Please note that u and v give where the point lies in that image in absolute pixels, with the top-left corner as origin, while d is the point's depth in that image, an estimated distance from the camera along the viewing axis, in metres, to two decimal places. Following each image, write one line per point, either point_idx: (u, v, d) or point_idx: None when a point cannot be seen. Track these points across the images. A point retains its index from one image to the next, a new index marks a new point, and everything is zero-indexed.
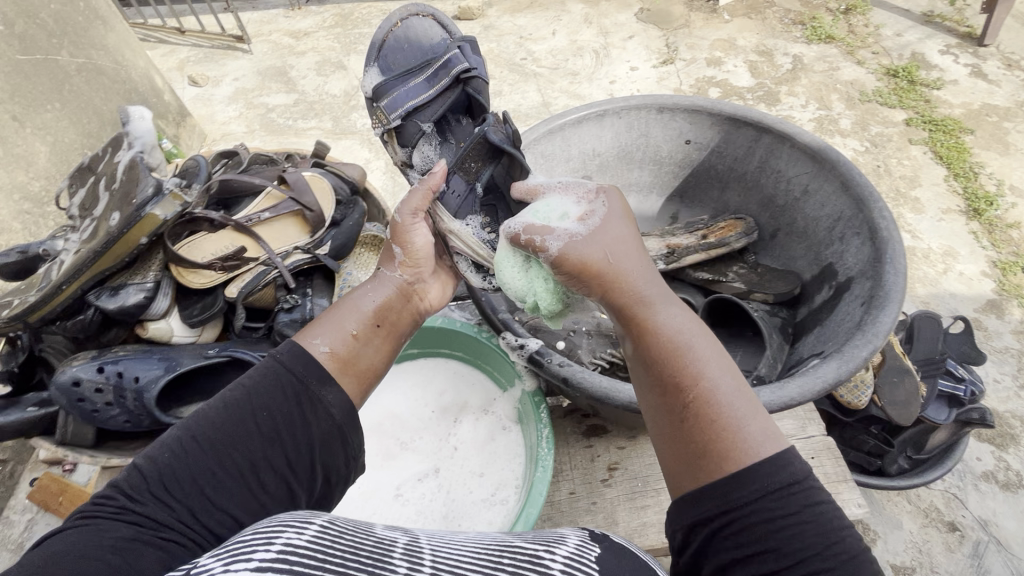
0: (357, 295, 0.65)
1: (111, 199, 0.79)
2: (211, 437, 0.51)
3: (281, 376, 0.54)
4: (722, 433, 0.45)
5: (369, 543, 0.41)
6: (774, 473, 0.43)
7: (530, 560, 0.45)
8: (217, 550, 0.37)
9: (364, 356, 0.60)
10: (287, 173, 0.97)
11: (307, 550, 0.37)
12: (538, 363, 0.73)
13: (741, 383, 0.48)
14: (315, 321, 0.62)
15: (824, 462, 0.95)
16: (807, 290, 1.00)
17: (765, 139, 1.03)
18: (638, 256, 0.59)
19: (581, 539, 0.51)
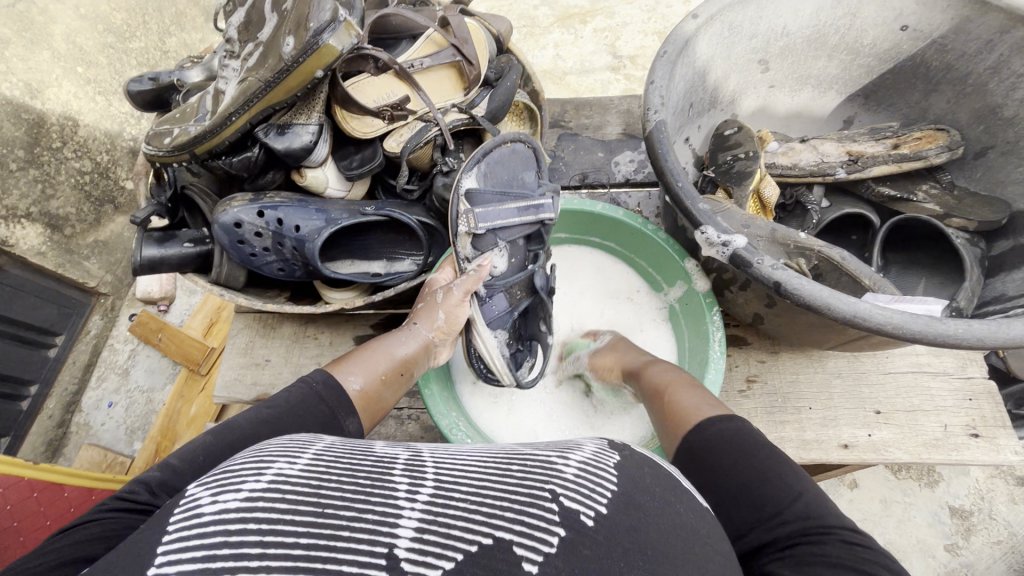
0: (390, 341, 0.75)
1: (282, 23, 0.71)
2: (278, 421, 0.57)
3: (316, 400, 0.62)
4: (702, 425, 0.62)
5: (367, 464, 0.42)
6: (752, 445, 0.56)
7: (541, 465, 0.44)
8: (209, 478, 0.40)
9: (380, 396, 0.70)
10: (450, 16, 0.85)
11: (298, 480, 0.39)
12: (745, 262, 0.66)
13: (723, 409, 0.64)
14: (350, 358, 0.71)
15: (982, 405, 0.90)
16: (1017, 221, 0.88)
17: (1019, 32, 0.84)
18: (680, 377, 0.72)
19: (599, 448, 0.49)
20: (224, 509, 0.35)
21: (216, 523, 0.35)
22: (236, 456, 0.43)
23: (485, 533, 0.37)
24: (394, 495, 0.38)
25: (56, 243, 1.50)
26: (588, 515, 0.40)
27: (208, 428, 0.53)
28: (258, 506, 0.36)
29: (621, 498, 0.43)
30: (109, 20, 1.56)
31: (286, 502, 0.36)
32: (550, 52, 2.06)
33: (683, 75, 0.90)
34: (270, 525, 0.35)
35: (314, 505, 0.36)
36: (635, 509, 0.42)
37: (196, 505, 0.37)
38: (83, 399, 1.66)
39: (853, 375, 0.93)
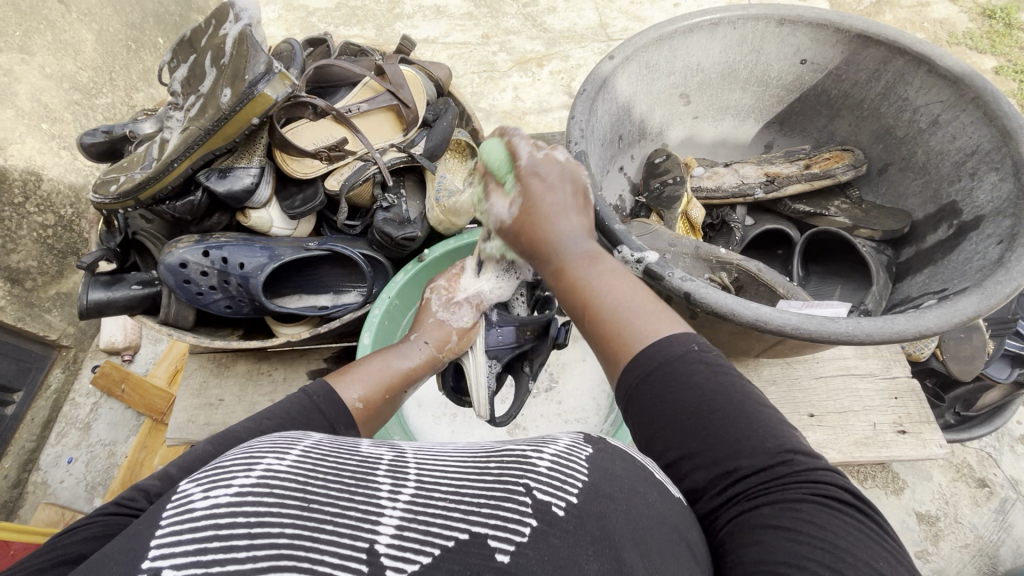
0: (391, 354, 0.74)
1: (220, 76, 0.76)
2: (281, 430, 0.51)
3: (315, 416, 0.56)
4: (617, 334, 0.54)
5: (353, 463, 0.39)
6: (674, 365, 0.50)
7: (515, 460, 0.42)
8: (194, 479, 0.37)
9: (383, 407, 0.67)
10: (386, 64, 0.92)
11: (287, 475, 0.36)
12: (657, 275, 0.72)
13: (641, 299, 0.55)
14: (350, 370, 0.67)
15: (906, 403, 0.96)
16: (917, 229, 0.95)
17: (897, 61, 0.94)
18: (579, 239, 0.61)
19: (573, 440, 0.46)
20: (214, 504, 0.33)
21: (203, 520, 0.33)
22: (230, 450, 0.41)
23: (461, 529, 0.36)
24: (377, 495, 0.36)
25: (16, 297, 1.50)
26: (560, 506, 0.38)
27: (208, 434, 0.47)
28: (247, 500, 0.34)
29: (597, 488, 0.40)
30: (75, 79, 1.61)
31: (274, 496, 0.34)
32: (508, 94, 2.17)
33: (606, 109, 0.98)
34: (259, 518, 0.33)
35: (301, 500, 0.35)
36: (607, 498, 0.40)
37: (188, 501, 0.35)
38: (41, 456, 1.62)
39: (787, 381, 0.98)
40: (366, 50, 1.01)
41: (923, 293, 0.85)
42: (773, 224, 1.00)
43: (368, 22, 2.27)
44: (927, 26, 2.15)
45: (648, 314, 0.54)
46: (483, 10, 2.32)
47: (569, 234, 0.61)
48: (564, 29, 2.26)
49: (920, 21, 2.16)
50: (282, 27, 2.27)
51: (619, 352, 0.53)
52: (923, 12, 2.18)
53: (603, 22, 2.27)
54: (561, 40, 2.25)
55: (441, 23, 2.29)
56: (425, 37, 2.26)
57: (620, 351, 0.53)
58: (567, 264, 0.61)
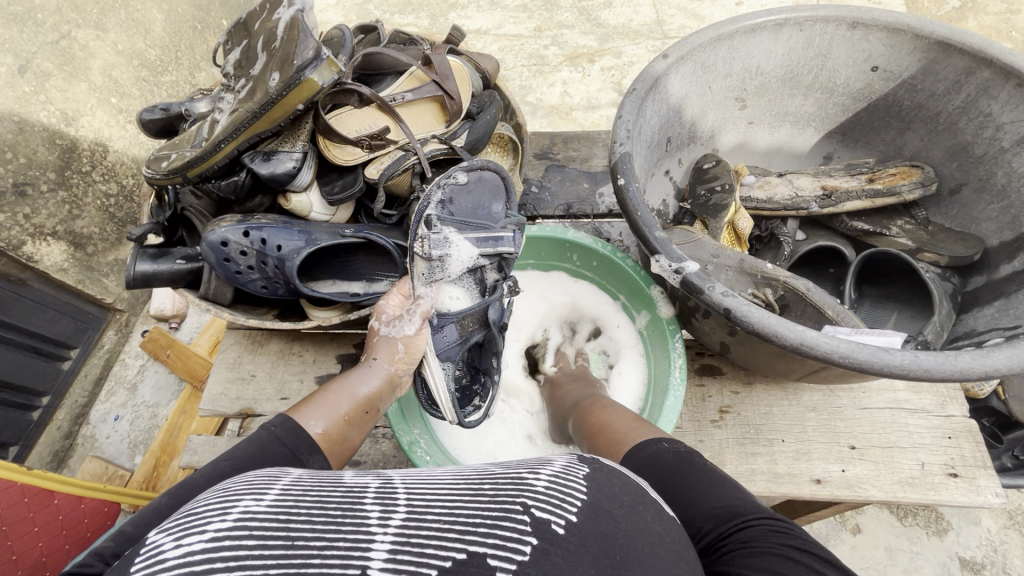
0: (350, 381, 0.72)
1: (270, 60, 0.77)
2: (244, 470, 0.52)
3: (275, 447, 0.57)
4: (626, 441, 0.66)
5: (337, 495, 0.39)
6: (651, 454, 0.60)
7: (512, 481, 0.42)
8: (163, 528, 0.37)
9: (348, 436, 0.67)
10: (433, 54, 0.91)
11: (267, 515, 0.36)
12: (696, 288, 0.68)
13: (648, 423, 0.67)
14: (308, 402, 0.66)
15: (961, 444, 0.88)
16: (990, 257, 0.88)
17: (982, 73, 0.86)
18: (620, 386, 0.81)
19: (569, 461, 0.47)
20: (189, 551, 0.33)
21: (181, 568, 0.32)
22: (199, 498, 0.40)
23: (458, 548, 0.35)
24: (366, 523, 0.36)
25: (78, 261, 1.59)
26: (560, 523, 0.38)
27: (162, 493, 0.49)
28: (226, 545, 0.33)
29: (596, 507, 0.41)
30: (144, 56, 1.69)
31: (255, 537, 0.34)
32: (557, 89, 2.14)
33: (656, 110, 0.94)
34: (239, 562, 0.32)
35: (283, 538, 0.34)
36: (607, 517, 0.41)
37: (160, 551, 0.34)
38: (91, 412, 1.72)
39: (828, 409, 0.92)
40: (415, 39, 1.01)
41: (992, 328, 0.78)
42: (827, 241, 0.94)
43: (422, 11, 2.28)
44: (1016, 35, 1.98)
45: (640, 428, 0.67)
46: (538, 2, 2.29)
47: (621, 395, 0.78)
48: (618, 25, 2.20)
49: (1008, 30, 1.99)
50: (339, 12, 2.30)
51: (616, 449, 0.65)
52: (1012, 20, 2.01)
53: (660, 19, 2.20)
54: (615, 36, 2.19)
55: (494, 15, 2.27)
56: (477, 28, 2.24)
57: (614, 453, 0.65)
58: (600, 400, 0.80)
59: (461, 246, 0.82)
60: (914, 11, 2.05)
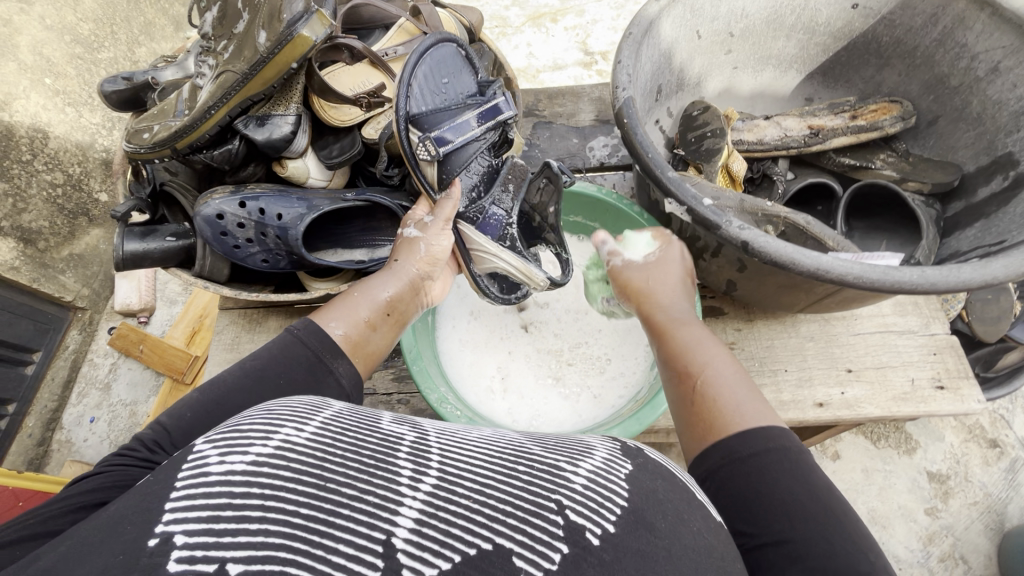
0: (375, 284, 0.74)
1: (256, 15, 0.72)
2: (261, 373, 0.58)
3: (297, 347, 0.62)
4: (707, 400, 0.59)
5: (374, 442, 0.41)
6: (749, 439, 0.53)
7: (549, 471, 0.43)
8: (233, 424, 0.41)
9: (372, 344, 0.69)
10: (421, 5, 0.87)
11: (305, 449, 0.38)
12: (713, 224, 0.70)
13: (739, 379, 0.60)
14: (330, 307, 0.70)
15: (945, 358, 0.95)
16: (968, 182, 0.92)
17: (958, 4, 0.89)
18: (733, 379, 0.60)
19: (610, 453, 0.48)
20: (230, 470, 0.35)
21: (221, 484, 0.35)
22: (247, 413, 0.43)
23: (484, 536, 0.37)
24: (397, 481, 0.38)
25: (30, 258, 1.50)
26: (594, 532, 0.39)
27: (197, 385, 0.57)
28: (263, 471, 0.36)
29: (633, 517, 0.41)
30: (78, 31, 1.56)
31: (291, 471, 0.36)
32: (524, 51, 2.10)
33: (650, 56, 0.94)
34: (274, 492, 0.35)
35: (318, 478, 0.36)
36: (644, 529, 0.41)
37: (204, 462, 0.36)
38: (63, 416, 1.62)
39: (824, 337, 0.97)
40: None
41: (976, 246, 0.82)
42: (816, 178, 0.97)
43: None
44: None
45: (744, 401, 0.57)
46: None
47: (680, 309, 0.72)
48: None
49: None
50: None
51: (713, 428, 0.56)
52: None
53: None
54: None
55: None
56: None
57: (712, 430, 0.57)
58: (675, 333, 0.69)
59: (464, 131, 0.79)
60: None
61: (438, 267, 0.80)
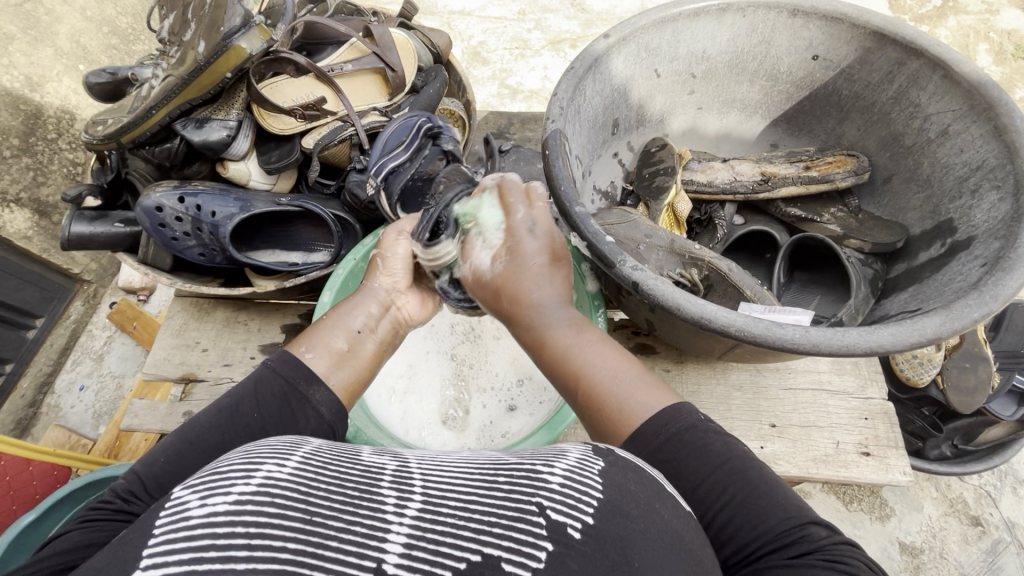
0: (345, 311, 0.71)
1: (198, 25, 0.77)
2: (233, 408, 0.59)
3: (269, 378, 0.62)
4: (601, 402, 0.56)
5: (356, 474, 0.43)
6: (653, 425, 0.53)
7: (527, 475, 0.44)
8: (219, 467, 0.42)
9: (357, 364, 0.67)
10: (374, 27, 0.91)
11: (289, 484, 0.40)
12: (609, 261, 0.70)
13: (621, 370, 0.58)
14: (306, 335, 0.68)
15: (876, 425, 0.92)
16: (911, 246, 0.90)
17: (913, 64, 0.87)
18: (621, 376, 0.57)
19: (583, 452, 0.48)
20: (213, 511, 0.37)
21: (205, 526, 0.36)
22: (228, 456, 0.45)
23: (473, 549, 0.38)
24: (382, 508, 0.39)
25: (43, 229, 1.57)
26: (576, 527, 0.40)
27: (170, 432, 0.57)
28: (247, 508, 0.37)
29: (611, 506, 0.43)
30: (114, 24, 1.69)
31: (276, 506, 0.38)
32: (539, 73, 2.13)
33: (598, 90, 0.95)
34: (259, 529, 0.36)
35: (304, 511, 0.38)
36: (622, 516, 0.42)
37: (184, 508, 0.38)
38: (57, 380, 1.71)
39: (753, 388, 0.95)
40: (362, 10, 1.00)
41: (900, 312, 0.80)
42: (757, 226, 0.96)
43: None
44: (994, 36, 2.04)
45: (637, 389, 0.56)
46: None
47: (543, 305, 0.64)
48: (602, 11, 2.22)
49: (986, 30, 2.04)
50: None
51: (618, 430, 0.55)
52: (989, 21, 2.06)
53: (643, 6, 2.22)
54: (597, 22, 2.20)
55: None
56: (460, 8, 2.24)
57: (614, 428, 0.55)
58: (551, 335, 0.62)
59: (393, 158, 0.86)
60: (896, 8, 2.07)
61: (406, 283, 0.78)
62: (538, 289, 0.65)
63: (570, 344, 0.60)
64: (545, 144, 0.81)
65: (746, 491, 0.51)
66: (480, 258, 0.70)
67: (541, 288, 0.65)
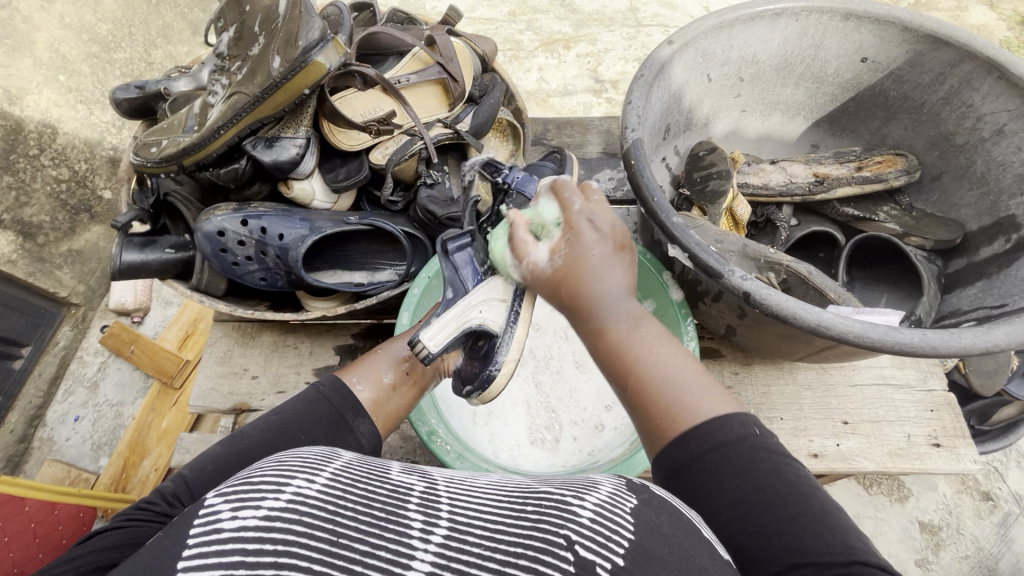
0: (395, 344, 0.78)
1: (272, 40, 0.72)
2: (283, 426, 0.62)
3: (320, 404, 0.66)
4: (658, 399, 0.51)
5: (383, 494, 0.42)
6: (713, 431, 0.48)
7: (558, 507, 0.43)
8: (265, 478, 0.44)
9: (392, 402, 0.73)
10: (436, 35, 0.89)
11: (316, 502, 0.40)
12: (716, 273, 0.70)
13: (681, 367, 0.52)
14: (359, 362, 0.76)
15: (942, 416, 0.95)
16: (970, 241, 0.93)
17: (966, 66, 0.90)
18: (677, 369, 0.52)
19: (616, 488, 0.46)
20: (242, 526, 0.37)
21: (234, 541, 0.36)
22: (258, 466, 0.45)
23: None
24: (407, 534, 0.39)
25: (28, 251, 1.47)
26: (604, 568, 0.38)
27: (220, 439, 0.60)
28: (276, 525, 0.37)
29: (642, 548, 0.40)
30: (94, 30, 1.56)
31: (302, 524, 0.37)
32: (533, 75, 2.11)
33: (660, 97, 0.95)
34: (286, 547, 0.36)
35: (331, 532, 0.37)
36: (655, 563, 0.39)
37: (216, 519, 0.38)
38: (48, 413, 1.58)
39: (822, 387, 0.97)
40: (415, 19, 0.98)
41: (977, 307, 0.82)
42: (819, 228, 0.97)
43: None
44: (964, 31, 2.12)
45: (701, 392, 0.51)
46: None
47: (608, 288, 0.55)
48: (593, 11, 2.21)
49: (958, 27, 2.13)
50: None
51: (670, 428, 0.50)
52: (959, 17, 2.15)
53: (632, 5, 2.22)
54: (589, 22, 2.19)
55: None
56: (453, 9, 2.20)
57: (665, 428, 0.50)
58: (610, 325, 0.55)
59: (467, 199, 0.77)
60: None
61: None
62: (593, 278, 0.56)
63: (623, 336, 0.54)
64: (626, 155, 0.80)
65: (793, 517, 0.45)
66: (537, 253, 0.60)
67: (613, 269, 0.56)
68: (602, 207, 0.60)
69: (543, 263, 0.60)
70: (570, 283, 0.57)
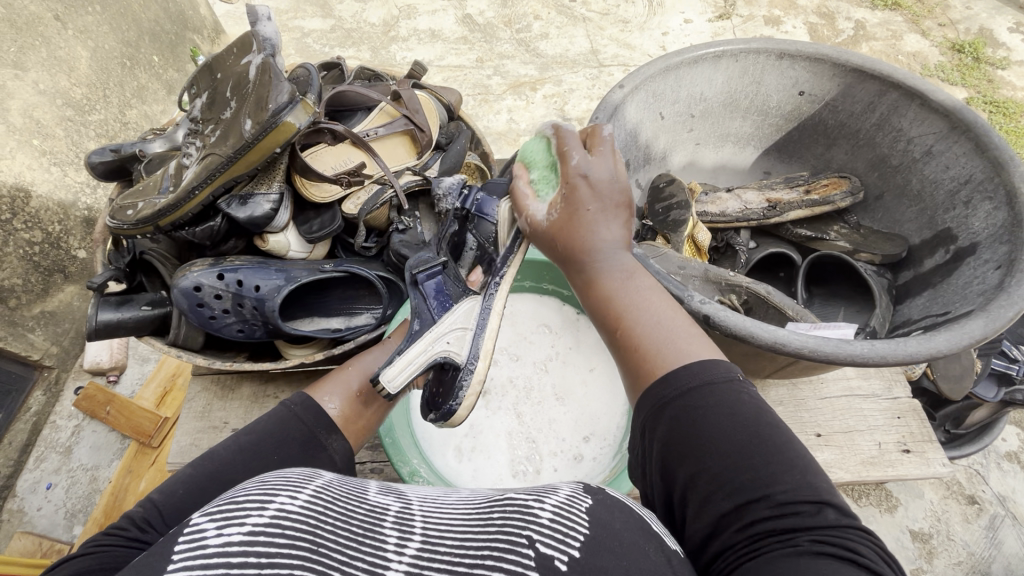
0: (365, 360, 0.77)
1: (243, 104, 0.77)
2: (254, 448, 0.59)
3: (294, 422, 0.64)
4: (649, 339, 0.56)
5: (361, 512, 0.42)
6: (705, 371, 0.51)
7: (518, 509, 0.43)
8: (238, 493, 0.42)
9: (364, 418, 0.71)
10: (401, 89, 0.93)
11: (299, 516, 0.39)
12: (676, 298, 0.73)
13: (670, 318, 0.58)
14: (326, 381, 0.73)
15: (909, 422, 0.98)
16: (914, 253, 0.99)
17: (892, 95, 0.98)
18: (669, 320, 0.58)
19: (572, 490, 0.47)
20: (227, 541, 0.36)
21: (218, 556, 0.35)
22: (241, 486, 0.43)
23: None
24: (383, 547, 0.40)
25: None
26: (564, 561, 0.39)
27: (191, 461, 0.57)
28: (259, 540, 0.36)
29: (597, 541, 0.41)
30: (68, 95, 1.58)
31: (286, 537, 0.37)
32: (503, 116, 2.20)
33: (616, 137, 1.01)
34: (270, 559, 0.35)
35: (310, 542, 0.37)
36: (608, 553, 0.41)
37: (201, 537, 0.36)
38: (18, 482, 1.53)
39: (793, 402, 1.00)
40: (382, 75, 1.04)
41: (925, 315, 0.87)
42: (776, 249, 1.02)
43: (363, 44, 2.35)
44: (902, 58, 2.28)
45: (687, 339, 0.55)
46: (477, 35, 2.39)
47: (608, 245, 0.64)
48: (556, 55, 2.33)
49: (895, 54, 2.29)
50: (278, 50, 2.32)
51: (654, 368, 0.54)
52: (896, 45, 2.32)
53: (593, 48, 2.34)
54: (553, 65, 2.31)
55: (435, 47, 2.35)
56: (421, 60, 2.31)
57: (650, 368, 0.54)
58: (602, 275, 0.63)
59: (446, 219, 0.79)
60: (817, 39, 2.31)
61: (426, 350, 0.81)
62: (588, 234, 0.64)
63: (622, 285, 0.61)
64: None
65: (769, 454, 0.46)
66: (536, 207, 0.68)
67: (608, 223, 0.64)
68: (606, 160, 0.66)
69: (541, 216, 0.67)
70: (567, 233, 0.65)
